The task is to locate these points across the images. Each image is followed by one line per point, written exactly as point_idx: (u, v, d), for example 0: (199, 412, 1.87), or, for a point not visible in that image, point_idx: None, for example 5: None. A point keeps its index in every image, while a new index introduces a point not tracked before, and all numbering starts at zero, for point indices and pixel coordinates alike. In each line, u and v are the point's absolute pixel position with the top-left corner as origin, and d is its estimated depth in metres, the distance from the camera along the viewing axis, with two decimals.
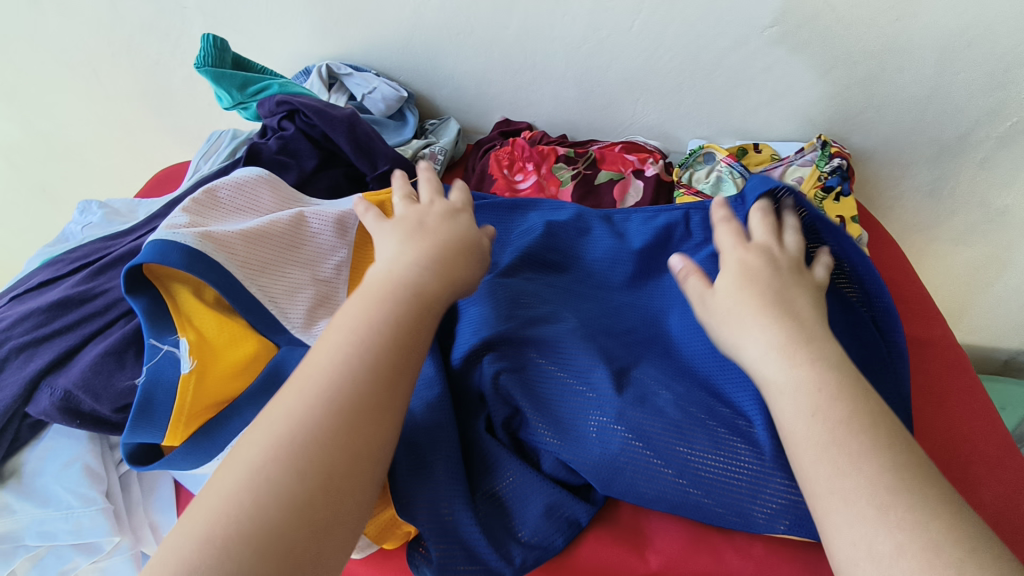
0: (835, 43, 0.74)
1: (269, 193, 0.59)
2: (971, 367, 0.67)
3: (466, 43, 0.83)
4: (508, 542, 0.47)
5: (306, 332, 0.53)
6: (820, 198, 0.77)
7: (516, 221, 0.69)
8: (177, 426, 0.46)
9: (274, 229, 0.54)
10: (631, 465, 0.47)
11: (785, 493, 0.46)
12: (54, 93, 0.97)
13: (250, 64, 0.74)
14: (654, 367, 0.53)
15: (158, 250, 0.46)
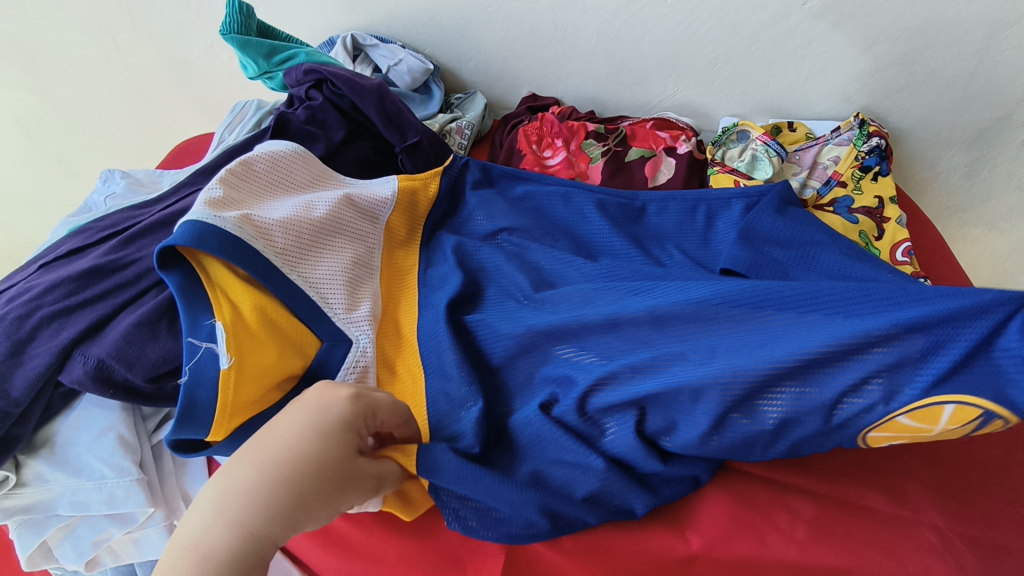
0: (879, 17, 0.72)
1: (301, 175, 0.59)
2: None
3: (495, 14, 0.80)
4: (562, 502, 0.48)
5: (350, 317, 0.54)
6: (858, 177, 0.75)
7: (545, 203, 0.67)
8: (221, 421, 0.46)
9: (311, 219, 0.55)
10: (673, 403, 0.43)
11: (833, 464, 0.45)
12: (72, 62, 0.95)
13: (276, 31, 0.72)
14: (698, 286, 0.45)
15: (195, 231, 0.45)
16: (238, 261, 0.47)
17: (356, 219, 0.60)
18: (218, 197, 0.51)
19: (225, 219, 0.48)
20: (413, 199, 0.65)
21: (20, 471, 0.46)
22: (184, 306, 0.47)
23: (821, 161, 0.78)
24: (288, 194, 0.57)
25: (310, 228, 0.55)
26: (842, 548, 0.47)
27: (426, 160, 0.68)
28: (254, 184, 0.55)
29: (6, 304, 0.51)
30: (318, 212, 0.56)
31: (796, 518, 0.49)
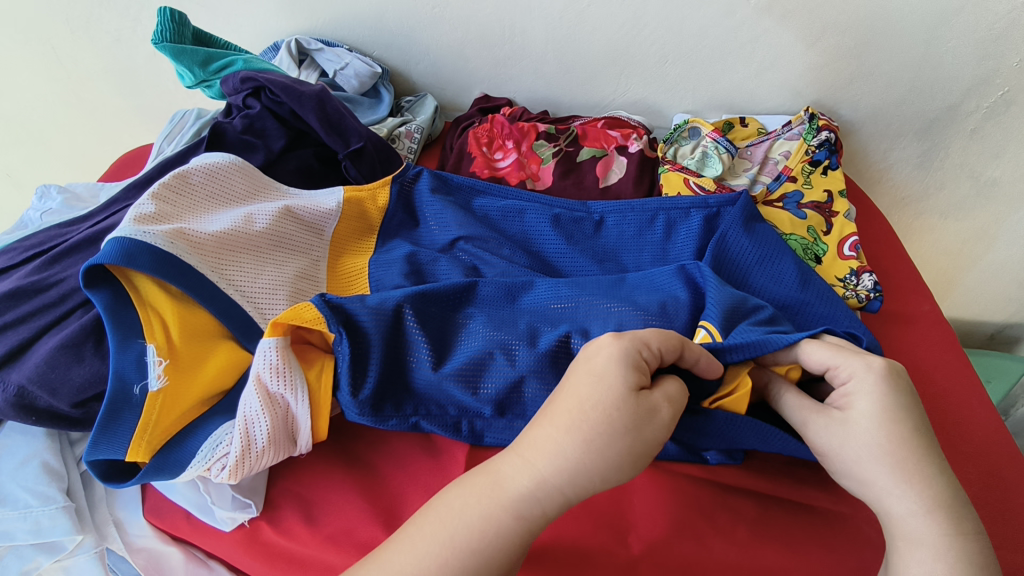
0: (824, 11, 0.72)
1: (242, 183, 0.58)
2: (957, 340, 0.65)
3: (442, 16, 0.79)
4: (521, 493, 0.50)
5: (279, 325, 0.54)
6: (807, 172, 0.75)
7: (503, 222, 0.67)
8: (141, 441, 0.45)
9: (246, 234, 0.55)
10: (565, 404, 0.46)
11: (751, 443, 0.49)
12: (13, 72, 0.93)
13: (214, 39, 0.71)
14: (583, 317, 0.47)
15: (121, 250, 0.46)
16: (166, 278, 0.47)
17: (299, 232, 0.60)
18: (149, 213, 0.51)
19: (154, 236, 0.48)
20: (361, 211, 0.65)
21: None
22: (112, 325, 0.46)
23: (771, 156, 0.78)
24: (227, 207, 0.57)
25: (249, 240, 0.55)
26: (781, 548, 0.47)
27: (370, 166, 0.67)
28: (190, 199, 0.55)
29: None
30: (257, 226, 0.56)
31: (738, 518, 0.49)
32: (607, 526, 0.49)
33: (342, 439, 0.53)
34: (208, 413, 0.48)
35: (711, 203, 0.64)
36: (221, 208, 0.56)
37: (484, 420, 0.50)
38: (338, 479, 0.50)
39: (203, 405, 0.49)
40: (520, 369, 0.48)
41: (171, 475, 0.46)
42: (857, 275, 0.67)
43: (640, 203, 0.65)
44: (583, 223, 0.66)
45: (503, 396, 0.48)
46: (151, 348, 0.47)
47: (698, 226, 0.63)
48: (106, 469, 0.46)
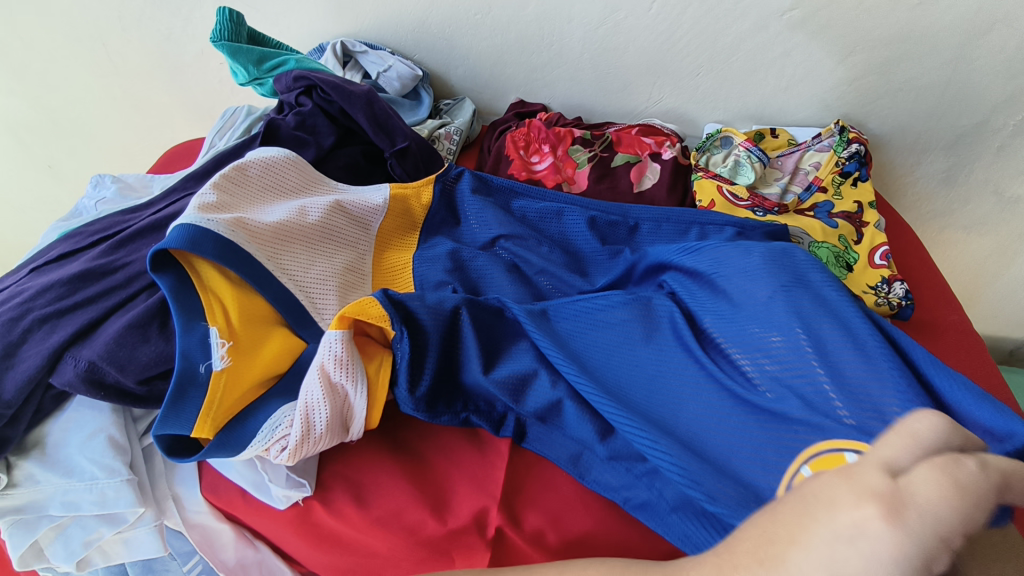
0: (857, 27, 0.74)
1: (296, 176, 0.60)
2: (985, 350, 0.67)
3: (483, 23, 0.82)
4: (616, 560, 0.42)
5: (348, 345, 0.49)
6: (837, 183, 0.77)
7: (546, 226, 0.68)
8: (205, 419, 0.47)
9: (299, 227, 0.57)
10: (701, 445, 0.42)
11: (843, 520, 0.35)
12: (63, 68, 0.96)
13: (266, 39, 0.73)
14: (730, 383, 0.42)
15: (187, 236, 0.48)
16: (227, 264, 0.49)
17: (347, 225, 0.62)
18: (211, 203, 0.53)
19: (218, 224, 0.50)
20: (405, 207, 0.67)
21: (11, 472, 0.47)
22: (177, 308, 0.48)
23: (802, 166, 0.80)
24: (281, 199, 0.59)
25: (304, 232, 0.57)
26: None
27: (414, 164, 0.69)
28: (246, 190, 0.57)
29: None
30: (310, 218, 0.58)
31: None
32: None
33: (389, 427, 0.55)
34: (267, 396, 0.50)
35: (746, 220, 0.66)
36: (274, 199, 0.59)
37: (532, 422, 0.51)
38: (386, 463, 0.52)
39: (257, 390, 0.50)
40: (558, 392, 0.49)
41: (231, 453, 0.47)
42: (888, 283, 0.68)
43: (673, 214, 0.68)
44: (617, 226, 0.68)
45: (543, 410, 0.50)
46: (214, 331, 0.48)
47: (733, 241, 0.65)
48: (171, 445, 0.48)
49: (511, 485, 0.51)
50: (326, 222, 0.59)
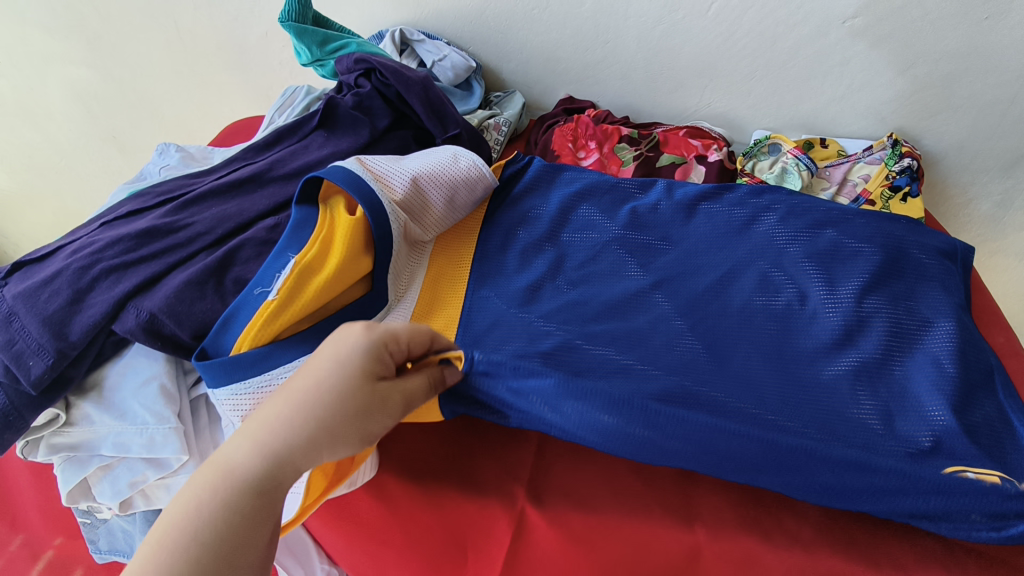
0: (918, 40, 0.73)
1: (452, 180, 0.62)
2: (1005, 318, 0.70)
3: (540, 18, 0.83)
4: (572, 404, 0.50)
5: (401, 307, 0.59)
6: (887, 196, 0.77)
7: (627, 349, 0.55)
8: (263, 326, 0.48)
9: (426, 203, 0.61)
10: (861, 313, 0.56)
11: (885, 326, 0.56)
12: (134, 42, 1.01)
13: (330, 22, 0.76)
14: (869, 293, 0.58)
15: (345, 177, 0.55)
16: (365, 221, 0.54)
17: (441, 202, 0.62)
18: (381, 179, 0.58)
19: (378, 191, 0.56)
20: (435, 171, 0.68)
21: (69, 411, 0.49)
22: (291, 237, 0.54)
23: (851, 177, 0.80)
24: (438, 189, 0.62)
25: (425, 205, 0.61)
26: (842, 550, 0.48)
27: None
28: (432, 185, 0.61)
29: (67, 256, 0.53)
30: (438, 206, 0.62)
31: (801, 521, 0.49)
32: (674, 511, 0.50)
33: None
34: (281, 337, 0.49)
35: (775, 211, 0.65)
36: (449, 193, 0.63)
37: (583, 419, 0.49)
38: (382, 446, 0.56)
39: (322, 308, 0.52)
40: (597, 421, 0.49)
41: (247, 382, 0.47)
42: None
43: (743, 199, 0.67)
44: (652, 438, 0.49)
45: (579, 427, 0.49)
46: (296, 263, 0.51)
47: (775, 223, 0.64)
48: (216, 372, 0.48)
49: (536, 469, 0.53)
50: (429, 200, 0.61)
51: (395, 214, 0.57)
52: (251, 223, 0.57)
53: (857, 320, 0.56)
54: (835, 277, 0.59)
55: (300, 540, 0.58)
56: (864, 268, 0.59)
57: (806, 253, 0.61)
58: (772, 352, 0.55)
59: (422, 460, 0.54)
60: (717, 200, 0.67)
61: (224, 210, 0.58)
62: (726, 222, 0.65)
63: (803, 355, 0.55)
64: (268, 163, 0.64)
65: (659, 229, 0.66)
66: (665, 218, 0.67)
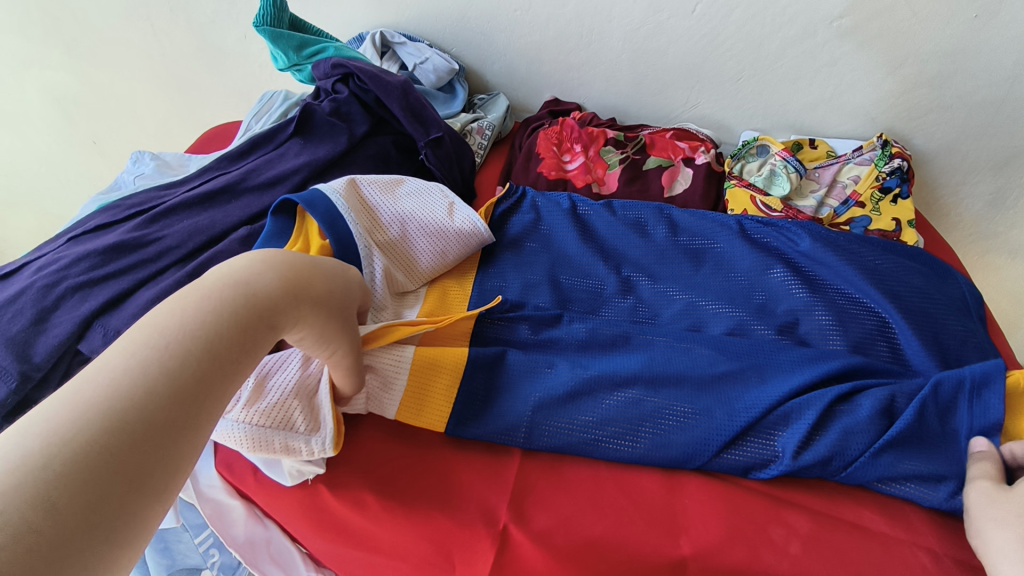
0: (907, 38, 0.71)
1: (437, 224, 0.59)
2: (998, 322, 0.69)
3: (523, 19, 0.81)
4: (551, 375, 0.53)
5: None
6: (876, 199, 0.76)
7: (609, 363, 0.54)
8: None
9: (403, 243, 0.58)
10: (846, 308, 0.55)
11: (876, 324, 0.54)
12: (111, 45, 0.98)
13: (307, 25, 0.74)
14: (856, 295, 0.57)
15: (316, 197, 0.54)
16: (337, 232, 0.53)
17: (420, 245, 0.59)
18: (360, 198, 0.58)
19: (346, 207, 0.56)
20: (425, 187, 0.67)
21: None
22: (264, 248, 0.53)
23: (840, 179, 0.78)
24: (419, 230, 0.59)
25: (401, 244, 0.58)
26: (835, 565, 0.45)
27: (446, 158, 0.69)
28: (410, 223, 0.58)
29: (32, 274, 0.52)
30: (418, 250, 0.59)
31: (791, 533, 0.47)
32: (659, 524, 0.48)
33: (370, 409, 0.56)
34: None
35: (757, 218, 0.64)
36: (429, 239, 0.59)
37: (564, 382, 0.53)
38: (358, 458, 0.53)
39: None
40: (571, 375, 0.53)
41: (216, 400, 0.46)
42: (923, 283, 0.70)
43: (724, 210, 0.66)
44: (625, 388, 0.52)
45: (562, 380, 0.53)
46: None
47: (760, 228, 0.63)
48: None
49: (520, 484, 0.51)
50: (406, 240, 0.58)
51: (379, 286, 0.55)
52: (224, 235, 0.56)
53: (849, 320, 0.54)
54: (854, 342, 0.53)
55: (286, 551, 0.56)
56: (882, 332, 0.53)
57: (821, 298, 0.55)
58: (780, 422, 0.49)
59: (401, 473, 0.52)
60: (727, 237, 0.62)
61: (196, 222, 0.56)
62: (740, 261, 0.60)
63: (807, 419, 0.48)
64: (243, 172, 0.62)
65: (664, 275, 0.61)
66: (670, 261, 0.62)
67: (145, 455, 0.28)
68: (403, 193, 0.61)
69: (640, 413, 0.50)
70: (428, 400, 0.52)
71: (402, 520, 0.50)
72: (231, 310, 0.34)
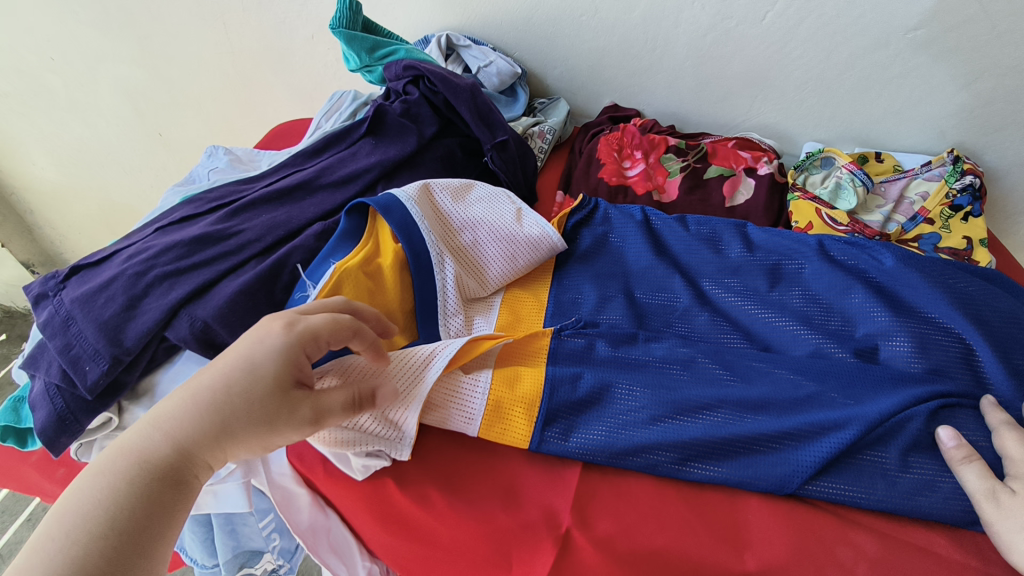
0: (986, 53, 0.69)
1: (504, 229, 0.61)
2: None
3: (588, 24, 0.82)
4: (621, 390, 0.53)
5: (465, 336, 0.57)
6: (946, 215, 0.74)
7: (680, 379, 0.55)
8: None
9: (473, 247, 0.60)
10: (936, 341, 0.55)
11: (962, 352, 0.54)
12: (183, 44, 1.02)
13: (378, 27, 0.75)
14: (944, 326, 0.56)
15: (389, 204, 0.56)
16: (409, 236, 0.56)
17: (490, 248, 0.60)
18: (435, 203, 0.61)
19: (421, 214, 0.58)
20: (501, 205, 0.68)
21: (121, 415, 0.49)
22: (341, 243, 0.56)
23: (907, 195, 0.77)
24: (489, 235, 0.60)
25: (470, 248, 0.60)
26: None
27: (511, 160, 0.70)
28: (480, 228, 0.61)
29: (122, 262, 0.54)
30: (487, 253, 0.60)
31: (859, 554, 0.47)
32: (724, 538, 0.48)
33: None
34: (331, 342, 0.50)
35: (826, 243, 0.66)
36: (502, 246, 0.61)
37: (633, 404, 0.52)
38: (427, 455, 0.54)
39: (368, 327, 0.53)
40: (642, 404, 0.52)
41: None
42: None
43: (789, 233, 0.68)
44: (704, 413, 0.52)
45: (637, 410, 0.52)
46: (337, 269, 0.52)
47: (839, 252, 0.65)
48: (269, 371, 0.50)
49: (582, 489, 0.51)
50: (476, 245, 0.60)
51: (450, 297, 0.57)
52: (300, 231, 0.58)
53: (937, 344, 0.55)
54: (934, 366, 0.54)
55: (344, 540, 0.57)
56: (966, 360, 0.54)
57: (903, 325, 0.56)
58: (878, 441, 0.50)
59: (465, 473, 0.53)
60: (809, 256, 0.64)
61: (274, 217, 0.58)
62: (819, 281, 0.62)
63: (895, 460, 0.49)
64: (317, 170, 0.64)
65: (741, 293, 0.63)
66: (746, 277, 0.64)
67: (166, 484, 0.36)
68: (469, 197, 0.63)
69: (733, 436, 0.50)
70: (508, 417, 0.52)
71: (466, 518, 0.51)
72: (211, 419, 0.38)
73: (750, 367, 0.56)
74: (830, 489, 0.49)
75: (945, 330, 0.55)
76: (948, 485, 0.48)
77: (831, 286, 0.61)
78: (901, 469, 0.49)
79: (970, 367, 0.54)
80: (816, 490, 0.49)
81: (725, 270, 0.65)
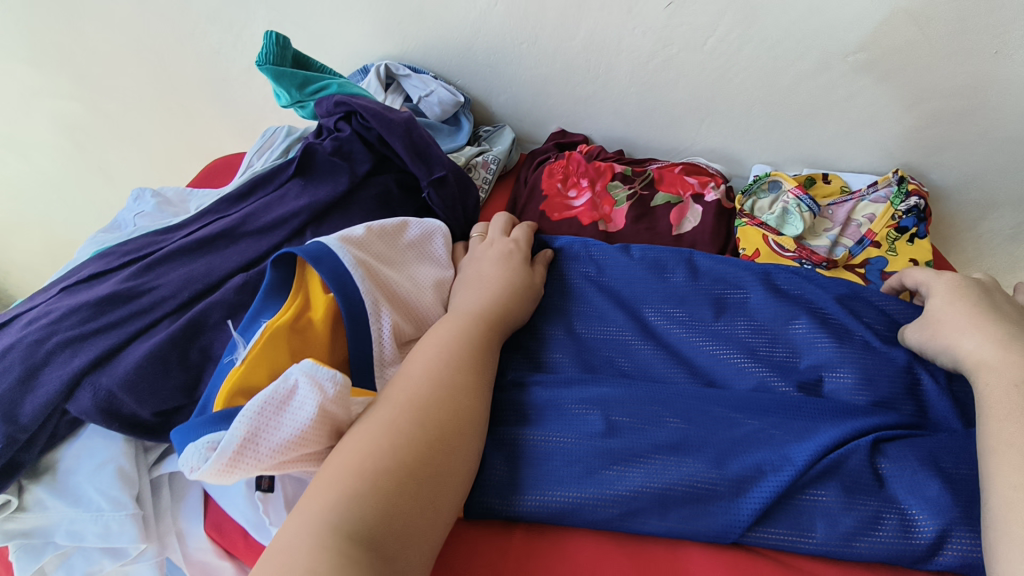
0: (925, 76, 0.69)
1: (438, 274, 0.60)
2: None
3: (530, 51, 0.80)
4: (554, 435, 0.52)
5: None
6: (892, 238, 0.73)
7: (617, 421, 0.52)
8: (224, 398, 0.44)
9: (409, 291, 0.57)
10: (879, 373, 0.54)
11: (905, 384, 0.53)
12: (118, 77, 0.98)
13: (310, 61, 0.73)
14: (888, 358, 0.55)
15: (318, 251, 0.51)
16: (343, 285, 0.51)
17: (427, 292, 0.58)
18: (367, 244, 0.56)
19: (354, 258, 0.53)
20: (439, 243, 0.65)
21: (22, 495, 0.46)
22: (267, 295, 0.52)
23: (855, 217, 0.76)
24: (424, 280, 0.59)
25: (406, 292, 0.57)
26: None
27: (451, 195, 0.68)
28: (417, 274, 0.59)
29: (23, 328, 0.52)
30: (423, 298, 0.58)
31: None
32: None
33: None
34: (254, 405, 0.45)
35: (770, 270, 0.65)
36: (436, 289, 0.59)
37: (567, 451, 0.51)
38: None
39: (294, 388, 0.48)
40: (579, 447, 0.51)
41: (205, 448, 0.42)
42: None
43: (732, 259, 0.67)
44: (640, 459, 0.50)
45: (571, 457, 0.50)
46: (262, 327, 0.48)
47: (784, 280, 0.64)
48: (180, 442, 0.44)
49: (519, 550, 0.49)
50: (412, 290, 0.57)
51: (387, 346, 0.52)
52: (221, 282, 0.55)
53: (880, 376, 0.53)
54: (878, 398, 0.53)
55: None
56: (910, 390, 0.53)
57: (847, 356, 0.55)
58: (815, 481, 0.48)
59: None
60: (754, 285, 0.63)
61: (192, 271, 0.55)
62: (763, 311, 0.61)
63: (836, 503, 0.47)
64: (241, 216, 0.61)
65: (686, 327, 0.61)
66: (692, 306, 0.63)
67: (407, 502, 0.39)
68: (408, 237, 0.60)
69: (669, 487, 0.48)
70: None
71: None
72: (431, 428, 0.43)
73: (694, 409, 0.54)
74: (772, 538, 0.47)
75: (888, 362, 0.54)
76: (893, 519, 0.46)
77: (774, 316, 0.60)
78: (842, 510, 0.47)
79: (909, 399, 0.53)
80: (757, 537, 0.48)
81: (669, 299, 0.64)
